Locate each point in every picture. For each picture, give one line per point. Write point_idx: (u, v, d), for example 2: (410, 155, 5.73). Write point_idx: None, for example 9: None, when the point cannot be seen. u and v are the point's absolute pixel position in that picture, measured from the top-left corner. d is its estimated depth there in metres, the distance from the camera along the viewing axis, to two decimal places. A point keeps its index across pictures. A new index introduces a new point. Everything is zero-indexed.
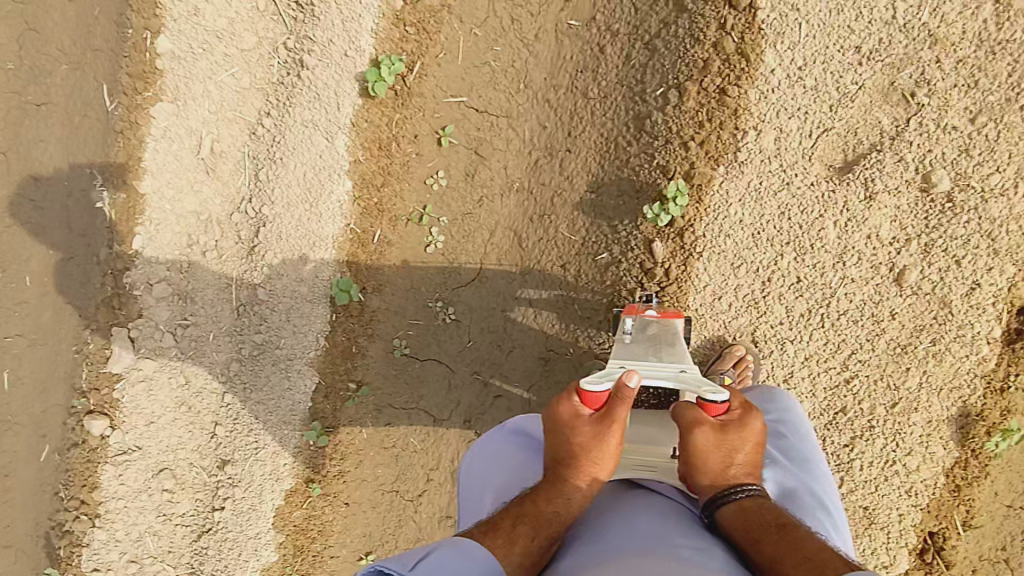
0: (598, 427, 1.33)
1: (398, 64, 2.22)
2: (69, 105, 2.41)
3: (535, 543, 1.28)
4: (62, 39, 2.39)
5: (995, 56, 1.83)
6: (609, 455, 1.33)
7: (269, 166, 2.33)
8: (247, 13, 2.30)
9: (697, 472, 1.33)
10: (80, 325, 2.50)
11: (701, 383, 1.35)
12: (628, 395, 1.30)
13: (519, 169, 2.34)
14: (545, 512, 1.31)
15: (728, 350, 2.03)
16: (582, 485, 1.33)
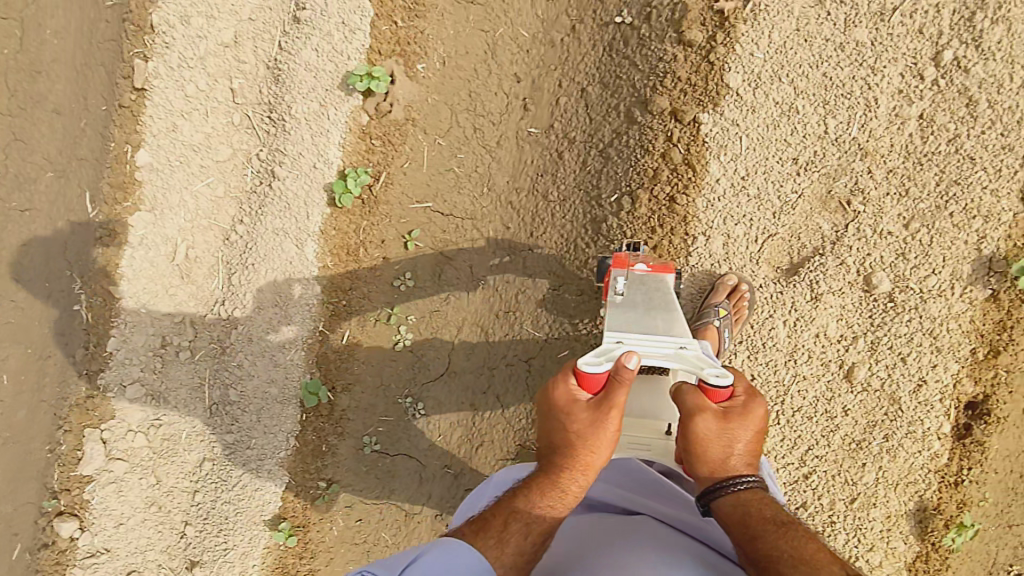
0: (595, 414, 1.37)
1: (364, 176, 2.31)
2: (52, 211, 2.51)
3: (527, 541, 1.34)
4: (48, 148, 2.50)
5: (921, 167, 1.95)
6: (605, 444, 1.37)
7: (242, 271, 2.40)
8: (222, 127, 2.44)
9: (697, 460, 1.38)
10: (52, 426, 2.54)
11: (702, 363, 1.38)
12: (626, 377, 1.35)
13: (484, 268, 2.43)
14: (540, 507, 1.38)
15: (721, 281, 2.03)
16: (577, 475, 1.39)
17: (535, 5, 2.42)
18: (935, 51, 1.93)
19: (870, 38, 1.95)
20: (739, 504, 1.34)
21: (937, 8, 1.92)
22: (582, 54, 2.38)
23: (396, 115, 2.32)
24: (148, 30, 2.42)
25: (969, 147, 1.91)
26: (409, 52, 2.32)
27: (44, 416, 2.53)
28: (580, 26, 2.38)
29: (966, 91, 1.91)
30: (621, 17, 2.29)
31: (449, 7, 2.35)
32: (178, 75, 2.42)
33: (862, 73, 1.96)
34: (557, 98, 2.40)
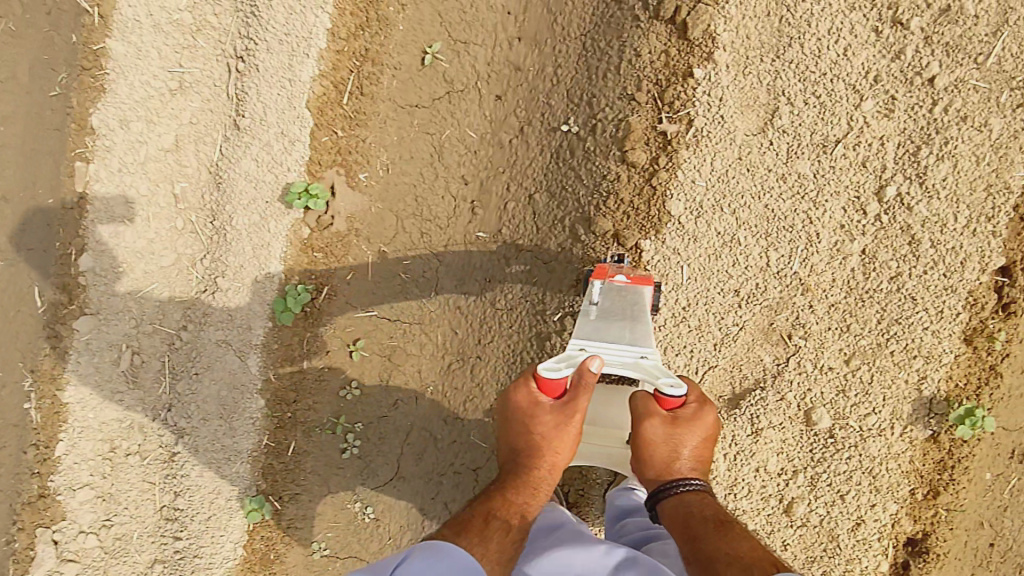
0: (558, 417, 1.57)
1: (307, 293, 2.30)
2: (5, 299, 2.40)
3: (508, 536, 1.50)
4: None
5: (863, 303, 1.92)
6: (567, 444, 1.59)
7: (189, 379, 2.41)
8: (166, 232, 2.41)
9: (647, 462, 1.60)
10: (7, 518, 2.47)
11: (659, 374, 1.47)
12: (587, 384, 1.49)
13: (433, 372, 2.38)
14: (517, 503, 1.58)
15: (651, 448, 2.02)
16: (545, 468, 1.62)
17: (482, 104, 2.32)
18: (878, 186, 1.90)
19: (813, 170, 1.93)
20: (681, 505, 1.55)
21: (881, 142, 1.90)
22: (530, 158, 2.27)
23: (338, 227, 2.30)
24: (90, 131, 2.37)
25: (911, 286, 1.89)
26: (351, 161, 2.29)
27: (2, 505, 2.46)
28: (528, 129, 2.28)
29: (908, 229, 1.89)
30: (568, 125, 2.19)
31: (391, 112, 2.30)
32: (119, 180, 2.38)
33: (804, 206, 1.94)
34: (504, 204, 2.31)
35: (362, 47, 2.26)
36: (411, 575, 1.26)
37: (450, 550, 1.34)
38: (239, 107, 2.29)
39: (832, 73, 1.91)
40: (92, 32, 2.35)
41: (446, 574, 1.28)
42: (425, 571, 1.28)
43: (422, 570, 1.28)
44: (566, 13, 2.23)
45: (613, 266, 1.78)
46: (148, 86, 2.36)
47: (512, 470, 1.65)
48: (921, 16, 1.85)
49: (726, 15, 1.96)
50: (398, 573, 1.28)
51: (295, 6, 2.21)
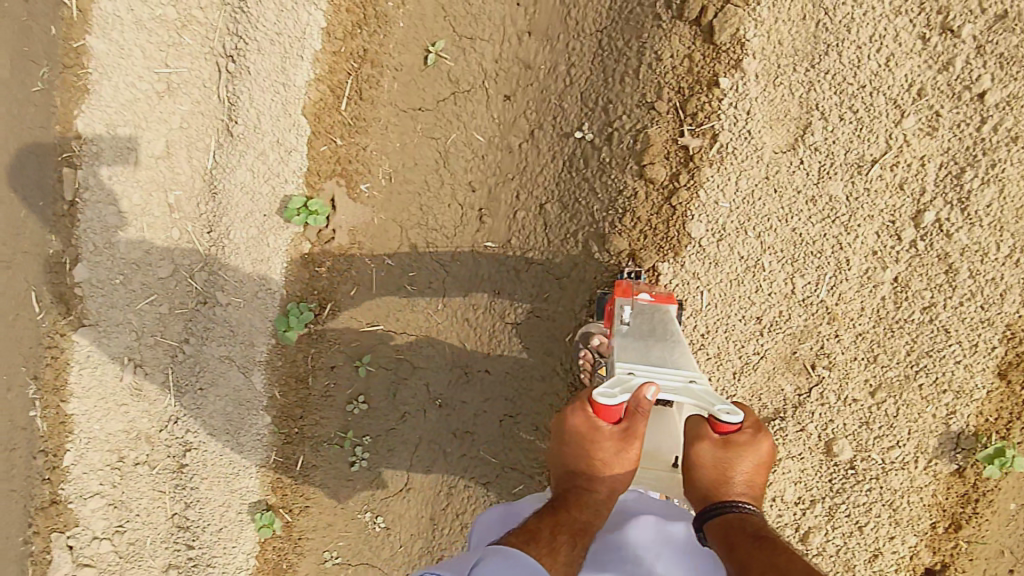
0: (622, 442, 1.27)
1: (309, 311, 2.21)
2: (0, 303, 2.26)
3: (575, 552, 1.24)
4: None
5: (892, 333, 1.83)
6: (631, 472, 1.30)
7: (193, 394, 2.36)
8: (162, 243, 2.31)
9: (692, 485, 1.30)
10: (25, 519, 2.43)
11: (715, 402, 1.25)
12: (645, 407, 1.26)
13: (441, 384, 2.27)
14: (580, 521, 1.28)
15: None
16: (604, 491, 1.32)
17: (490, 105, 2.16)
18: (916, 211, 1.80)
19: (845, 192, 1.82)
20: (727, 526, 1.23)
21: (922, 162, 1.79)
22: (541, 165, 2.12)
23: (340, 240, 2.20)
24: (76, 134, 2.24)
25: (945, 317, 1.80)
26: (351, 171, 2.16)
27: (13, 508, 2.40)
28: (539, 133, 2.12)
29: (946, 257, 1.79)
30: (582, 131, 2.03)
31: (393, 118, 2.16)
32: (109, 188, 2.26)
33: (834, 231, 1.83)
34: (513, 213, 2.16)
35: (360, 46, 2.10)
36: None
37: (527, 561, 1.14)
38: (231, 113, 2.16)
39: (872, 85, 1.78)
40: (72, 27, 2.19)
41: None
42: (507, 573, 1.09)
43: (502, 572, 1.07)
44: (581, 6, 2.04)
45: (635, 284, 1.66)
46: (134, 87, 2.22)
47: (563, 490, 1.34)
48: (974, 23, 1.72)
49: (757, 18, 1.81)
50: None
51: (287, 3, 2.04)
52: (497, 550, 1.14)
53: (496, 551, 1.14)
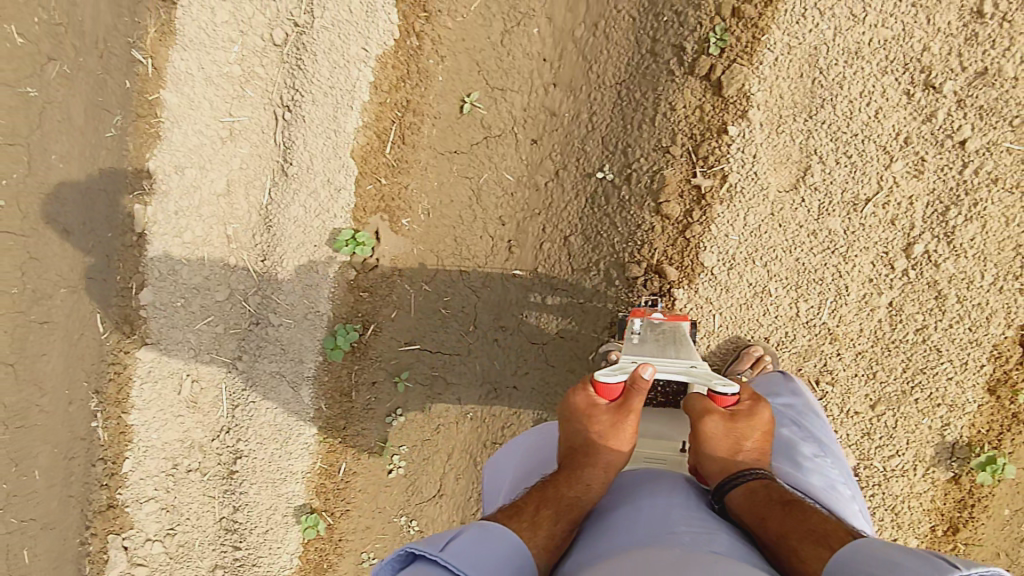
0: (616, 415, 1.49)
1: (354, 332, 2.43)
2: (69, 325, 2.52)
3: (558, 527, 1.38)
4: (61, 267, 2.50)
5: (888, 352, 2.01)
6: (624, 444, 1.48)
7: (245, 406, 2.58)
8: (219, 270, 2.55)
9: (707, 456, 1.47)
10: (82, 522, 2.64)
11: (711, 377, 1.45)
12: (643, 385, 1.43)
13: (473, 397, 2.50)
14: (568, 496, 1.43)
15: (745, 351, 2.04)
16: (598, 470, 1.47)
17: (519, 148, 2.41)
18: (907, 243, 1.96)
19: (843, 226, 1.99)
20: (750, 492, 1.36)
21: (912, 201, 1.94)
22: (566, 201, 2.37)
23: (383, 269, 2.43)
24: (148, 174, 2.51)
25: (936, 338, 1.97)
26: (394, 207, 2.39)
27: (71, 512, 2.62)
28: (564, 172, 2.38)
29: (935, 284, 1.95)
30: (603, 172, 2.29)
31: (432, 160, 2.39)
32: (175, 223, 2.51)
33: (834, 261, 2.01)
34: (541, 244, 2.41)
35: (404, 97, 2.33)
36: (467, 550, 1.22)
37: (502, 533, 1.31)
38: (287, 155, 2.41)
39: (863, 133, 1.96)
40: (147, 83, 2.47)
41: (499, 556, 1.25)
42: (480, 548, 1.24)
43: (475, 545, 1.24)
44: (601, 61, 2.31)
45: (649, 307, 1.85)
46: (200, 134, 2.47)
47: (563, 464, 1.52)
48: (954, 79, 1.88)
49: (760, 75, 2.02)
50: (451, 547, 1.22)
51: (339, 60, 2.30)
52: (483, 524, 1.32)
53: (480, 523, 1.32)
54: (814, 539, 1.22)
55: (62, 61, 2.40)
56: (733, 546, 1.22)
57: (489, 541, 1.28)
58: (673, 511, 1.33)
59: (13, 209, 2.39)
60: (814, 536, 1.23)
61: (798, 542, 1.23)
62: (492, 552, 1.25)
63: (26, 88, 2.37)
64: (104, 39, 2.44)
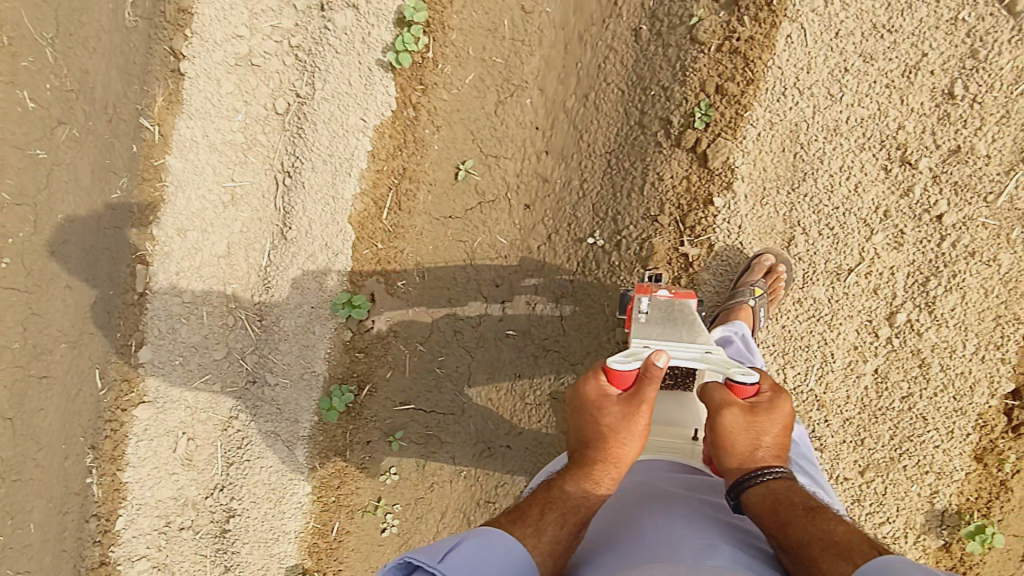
0: (627, 406, 1.41)
1: (349, 393, 2.46)
2: (68, 380, 2.54)
3: (564, 530, 1.38)
4: (62, 322, 2.52)
5: (875, 419, 2.02)
6: (635, 439, 1.41)
7: (239, 464, 2.58)
8: (218, 329, 2.58)
9: (725, 452, 1.43)
10: None
11: (729, 365, 1.40)
12: (656, 374, 1.36)
13: (467, 455, 2.51)
14: (574, 498, 1.42)
15: (757, 261, 2.02)
16: (607, 464, 1.43)
17: (512, 214, 2.49)
18: (889, 311, 2.00)
19: (827, 294, 2.03)
20: (770, 495, 1.36)
21: (892, 271, 1.99)
22: (558, 265, 2.44)
23: (378, 330, 2.46)
24: (150, 236, 2.56)
25: (921, 406, 1.99)
26: (390, 270, 2.44)
27: (64, 567, 2.58)
28: (556, 237, 2.44)
29: (919, 352, 1.98)
30: (594, 237, 2.35)
31: (427, 225, 2.44)
32: (176, 283, 2.56)
33: (819, 328, 2.04)
34: (533, 304, 2.47)
35: (400, 165, 2.40)
36: (465, 561, 1.25)
37: (500, 541, 1.32)
38: (286, 220, 2.48)
39: (844, 206, 2.01)
40: (153, 148, 2.55)
41: (498, 566, 1.27)
42: (479, 557, 1.26)
43: (474, 555, 1.26)
44: (591, 131, 2.41)
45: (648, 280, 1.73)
46: (204, 198, 2.53)
47: (572, 460, 1.49)
48: (929, 156, 1.95)
49: (744, 149, 2.10)
50: (450, 558, 1.25)
51: (338, 130, 2.38)
52: (484, 530, 1.35)
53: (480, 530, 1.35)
54: (838, 553, 1.23)
55: (72, 125, 2.48)
56: (734, 558, 1.23)
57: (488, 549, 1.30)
58: (675, 523, 1.34)
59: (18, 266, 2.43)
60: (837, 547, 1.24)
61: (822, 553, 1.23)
62: (490, 563, 1.27)
63: (35, 150, 2.43)
64: (113, 105, 2.52)
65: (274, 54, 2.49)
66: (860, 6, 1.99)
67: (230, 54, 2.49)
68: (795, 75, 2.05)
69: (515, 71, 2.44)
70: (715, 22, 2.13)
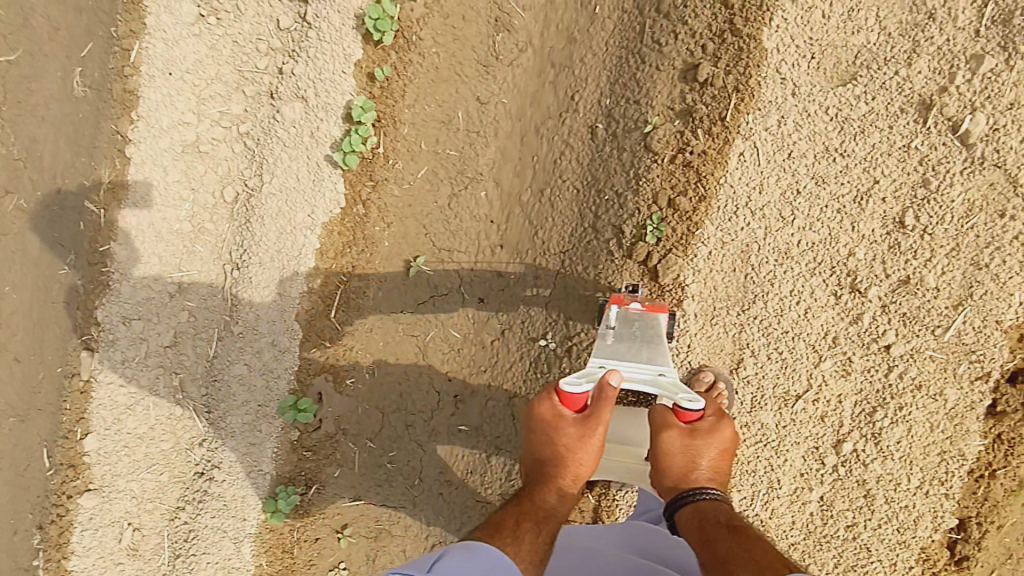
0: (581, 428, 1.70)
1: (295, 495, 2.43)
2: (15, 454, 2.41)
3: (539, 538, 1.58)
4: (7, 394, 2.37)
5: (820, 546, 2.07)
6: (590, 457, 1.71)
7: (186, 557, 2.51)
8: (165, 419, 2.50)
9: (665, 472, 1.69)
10: None
11: (677, 390, 1.68)
12: (608, 394, 1.66)
13: (417, 551, 2.45)
14: (545, 509, 1.66)
15: (697, 377, 2.05)
16: (569, 477, 1.72)
17: (466, 306, 2.41)
18: (836, 440, 2.03)
19: (775, 420, 2.06)
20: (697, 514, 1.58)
21: (839, 399, 2.02)
22: (510, 361, 2.37)
23: (326, 429, 2.41)
24: (95, 322, 2.45)
25: (865, 536, 2.04)
26: (339, 367, 2.40)
27: None
28: (509, 333, 2.38)
29: (864, 483, 2.03)
30: (546, 339, 2.29)
31: (377, 321, 2.40)
32: (121, 373, 2.48)
33: (766, 453, 2.08)
34: (486, 401, 2.41)
35: (349, 263, 2.36)
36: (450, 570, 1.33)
37: (484, 553, 1.42)
38: (233, 313, 2.41)
39: (793, 331, 2.02)
40: (99, 233, 2.41)
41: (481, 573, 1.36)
42: (463, 566, 1.35)
43: (459, 565, 1.35)
44: (546, 228, 2.32)
45: (628, 295, 1.93)
46: (150, 287, 2.43)
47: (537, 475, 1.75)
48: (878, 285, 1.95)
49: (695, 266, 2.06)
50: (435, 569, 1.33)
51: (285, 227, 2.32)
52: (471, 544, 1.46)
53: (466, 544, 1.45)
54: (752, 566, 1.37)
55: (19, 194, 2.32)
56: None
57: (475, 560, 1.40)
58: None
59: None
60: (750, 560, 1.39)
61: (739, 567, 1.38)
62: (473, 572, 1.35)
63: None
64: (61, 175, 2.36)
65: (222, 140, 2.43)
66: (813, 127, 1.98)
67: (177, 140, 2.41)
68: (747, 194, 2.03)
69: (469, 163, 2.36)
70: (670, 131, 2.08)
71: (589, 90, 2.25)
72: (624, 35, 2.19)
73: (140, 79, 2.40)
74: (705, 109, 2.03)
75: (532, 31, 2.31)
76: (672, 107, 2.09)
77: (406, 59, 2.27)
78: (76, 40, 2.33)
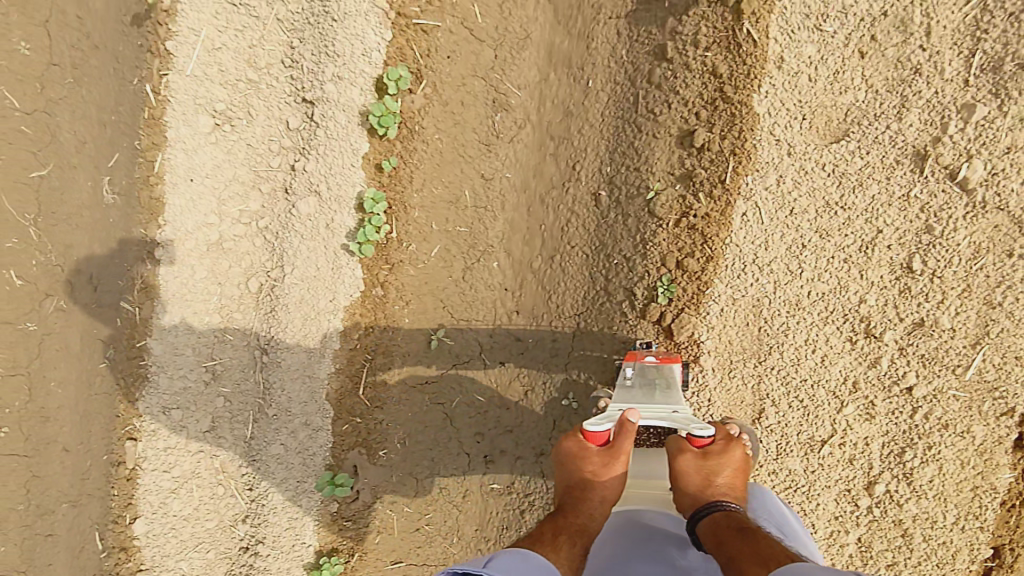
0: (605, 457, 1.71)
1: (338, 563, 2.52)
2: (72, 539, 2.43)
3: (574, 549, 1.60)
4: (63, 483, 2.40)
5: None
6: (617, 482, 1.70)
7: None
8: (209, 498, 2.58)
9: (682, 492, 1.68)
10: None
11: (690, 421, 1.73)
12: (630, 429, 1.70)
13: None
14: (578, 524, 1.65)
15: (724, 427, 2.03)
16: (598, 501, 1.69)
17: (488, 370, 2.47)
18: (867, 482, 2.10)
19: (802, 466, 2.13)
20: (713, 523, 1.56)
21: (866, 441, 2.09)
22: (535, 420, 2.44)
23: (364, 499, 2.51)
24: (137, 415, 2.53)
25: (907, 573, 2.10)
26: (371, 441, 2.50)
27: None
28: (532, 393, 2.44)
29: (900, 522, 2.09)
30: (568, 399, 2.37)
31: (404, 392, 2.48)
32: (165, 462, 2.55)
33: (798, 499, 2.14)
34: (515, 460, 2.46)
35: (374, 340, 2.47)
36: (500, 564, 1.34)
37: (535, 556, 1.45)
38: (267, 397, 2.53)
39: (812, 379, 2.11)
40: (135, 331, 2.49)
41: (527, 569, 1.38)
42: (513, 565, 1.36)
43: (511, 563, 1.36)
44: (560, 292, 2.39)
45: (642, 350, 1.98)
46: (185, 377, 2.54)
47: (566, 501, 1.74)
48: (893, 329, 2.05)
49: (707, 323, 2.15)
50: (490, 565, 1.33)
51: (310, 314, 2.44)
52: (517, 551, 1.46)
53: (516, 553, 1.45)
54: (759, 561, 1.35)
55: (57, 296, 2.37)
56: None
57: (523, 562, 1.40)
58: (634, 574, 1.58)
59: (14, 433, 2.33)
60: (761, 558, 1.37)
61: (749, 564, 1.37)
62: (525, 569, 1.36)
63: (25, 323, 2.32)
64: (98, 276, 2.43)
65: (243, 236, 2.54)
66: (813, 184, 2.09)
67: (201, 240, 2.51)
68: (753, 252, 2.13)
69: (479, 237, 2.45)
70: (672, 196, 2.16)
71: (589, 159, 2.33)
72: (619, 105, 2.28)
73: (163, 188, 2.49)
74: (704, 173, 2.13)
75: (529, 107, 2.41)
76: (672, 173, 2.17)
77: (410, 148, 2.39)
78: (102, 150, 2.41)
